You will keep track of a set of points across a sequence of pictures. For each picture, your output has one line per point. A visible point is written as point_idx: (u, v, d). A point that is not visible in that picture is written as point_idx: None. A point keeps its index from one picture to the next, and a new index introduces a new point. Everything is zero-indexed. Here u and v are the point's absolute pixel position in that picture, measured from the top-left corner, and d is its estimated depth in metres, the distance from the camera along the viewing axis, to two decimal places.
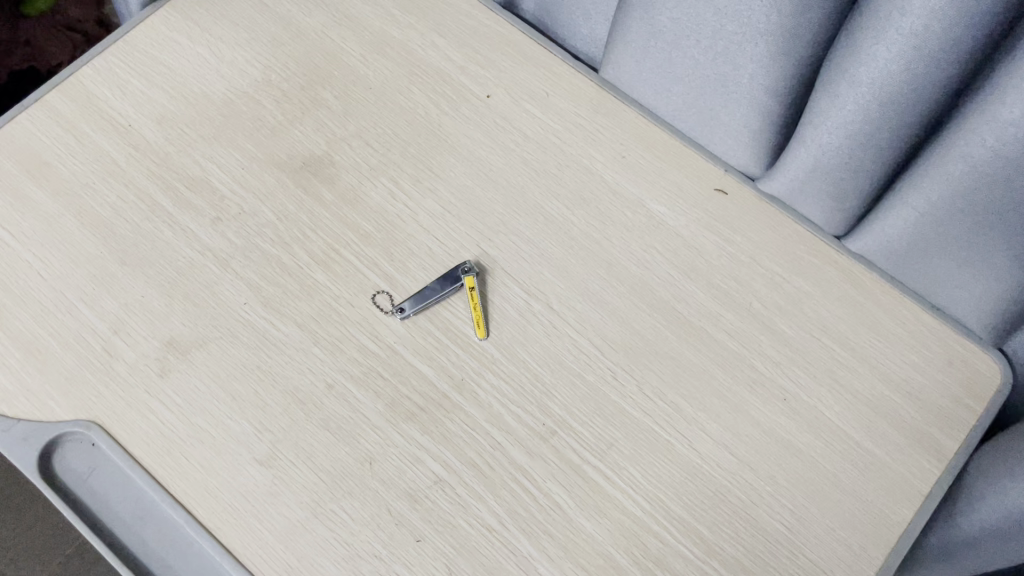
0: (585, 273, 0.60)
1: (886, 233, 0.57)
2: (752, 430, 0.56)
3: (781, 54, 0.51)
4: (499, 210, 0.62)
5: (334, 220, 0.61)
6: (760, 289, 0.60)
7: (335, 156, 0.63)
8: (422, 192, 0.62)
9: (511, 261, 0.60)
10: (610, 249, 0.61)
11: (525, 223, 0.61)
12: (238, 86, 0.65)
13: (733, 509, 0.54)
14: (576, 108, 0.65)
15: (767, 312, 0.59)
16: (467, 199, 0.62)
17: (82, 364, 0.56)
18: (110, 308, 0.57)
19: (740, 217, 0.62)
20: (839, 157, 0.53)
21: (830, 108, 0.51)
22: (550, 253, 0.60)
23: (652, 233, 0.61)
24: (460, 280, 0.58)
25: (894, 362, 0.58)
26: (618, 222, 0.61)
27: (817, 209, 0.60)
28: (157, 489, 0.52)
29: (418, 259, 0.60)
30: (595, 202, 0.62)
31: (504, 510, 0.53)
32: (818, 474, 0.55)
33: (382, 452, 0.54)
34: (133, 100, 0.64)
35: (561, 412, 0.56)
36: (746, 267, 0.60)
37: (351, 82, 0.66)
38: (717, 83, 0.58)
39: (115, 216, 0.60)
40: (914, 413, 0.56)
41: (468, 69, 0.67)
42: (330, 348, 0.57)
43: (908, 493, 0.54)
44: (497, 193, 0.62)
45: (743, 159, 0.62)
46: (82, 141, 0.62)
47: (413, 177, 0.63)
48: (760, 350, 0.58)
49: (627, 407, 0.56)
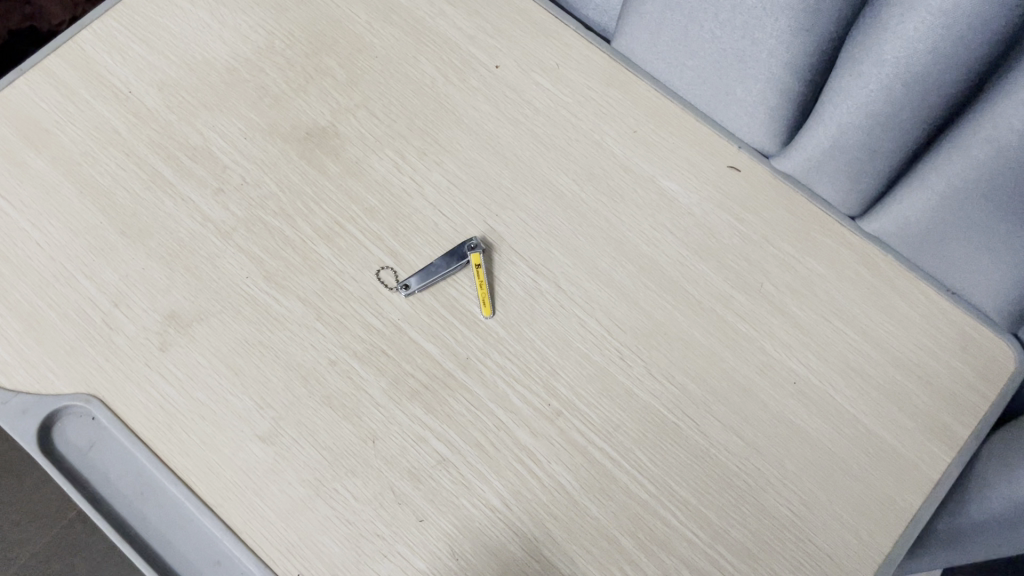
0: (593, 251, 0.59)
1: (903, 214, 0.55)
2: (760, 415, 0.55)
3: (802, 29, 0.49)
4: (506, 184, 0.60)
5: (338, 192, 0.60)
6: (772, 269, 0.58)
7: (340, 127, 0.62)
8: (428, 164, 0.61)
9: (518, 238, 0.59)
10: (621, 227, 0.59)
11: (532, 198, 0.60)
12: (241, 53, 0.64)
13: (740, 493, 0.53)
14: (587, 79, 0.63)
15: (778, 293, 0.58)
16: (474, 174, 0.60)
17: (82, 337, 0.55)
18: (110, 280, 0.57)
19: (753, 195, 0.60)
20: (859, 136, 0.52)
21: (853, 87, 0.49)
22: (558, 228, 0.59)
23: (662, 211, 0.60)
24: (466, 256, 0.57)
25: (908, 347, 0.57)
26: (628, 199, 0.60)
27: (833, 189, 0.58)
28: (157, 464, 0.52)
29: (424, 234, 0.59)
30: (605, 177, 0.61)
31: (508, 491, 0.52)
32: (827, 459, 0.54)
33: (385, 430, 0.53)
34: (133, 65, 0.63)
35: (566, 392, 0.55)
36: (758, 247, 0.59)
37: (357, 51, 0.64)
38: (733, 59, 0.56)
39: (115, 185, 0.59)
40: (926, 400, 0.56)
41: (477, 38, 0.65)
42: (333, 325, 0.56)
43: (917, 481, 0.54)
44: (504, 167, 0.61)
45: (757, 137, 0.60)
46: (81, 108, 0.61)
47: (419, 149, 0.61)
48: (770, 332, 0.57)
49: (634, 389, 0.55)
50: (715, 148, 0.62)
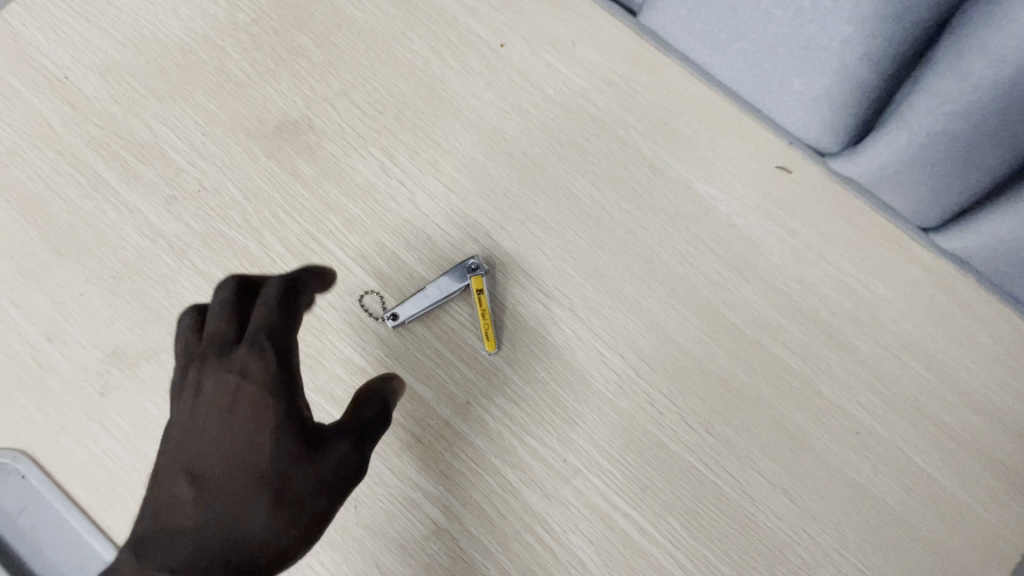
0: (617, 272, 0.49)
1: (995, 239, 0.44)
2: (814, 471, 0.46)
3: (890, 15, 0.37)
4: (513, 190, 0.50)
5: (313, 200, 0.50)
6: (829, 293, 0.49)
7: (315, 120, 0.51)
8: (421, 165, 0.51)
9: (528, 256, 0.49)
10: (650, 243, 0.49)
11: (544, 207, 0.50)
12: (197, 28, 0.53)
13: (790, 568, 0.45)
14: (610, 62, 0.52)
15: (837, 323, 0.48)
16: (474, 177, 0.51)
17: (11, 380, 0.47)
18: (43, 311, 0.48)
19: (807, 202, 0.50)
20: (956, 144, 0.40)
21: (953, 87, 0.37)
22: (575, 244, 0.49)
23: (699, 222, 0.50)
24: (465, 280, 0.47)
25: (994, 390, 0.47)
26: (658, 208, 0.50)
27: (908, 197, 0.46)
28: (93, 533, 0.45)
29: (416, 251, 0.49)
30: (630, 180, 0.50)
31: (518, 567, 0.45)
32: (893, 527, 0.46)
33: (370, 493, 0.46)
34: (69, 44, 0.52)
35: (585, 446, 0.46)
36: (812, 265, 0.49)
37: (334, 25, 0.53)
38: (793, 43, 0.43)
39: (49, 193, 0.50)
40: (1014, 454, 0.46)
41: (477, 10, 0.53)
42: (307, 364, 0.48)
43: (1000, 554, 0.45)
44: (511, 169, 0.51)
45: (815, 133, 0.48)
46: (10, 98, 0.52)
47: (409, 146, 0.51)
48: (828, 371, 0.48)
49: (666, 441, 0.46)
50: (759, 147, 0.51)
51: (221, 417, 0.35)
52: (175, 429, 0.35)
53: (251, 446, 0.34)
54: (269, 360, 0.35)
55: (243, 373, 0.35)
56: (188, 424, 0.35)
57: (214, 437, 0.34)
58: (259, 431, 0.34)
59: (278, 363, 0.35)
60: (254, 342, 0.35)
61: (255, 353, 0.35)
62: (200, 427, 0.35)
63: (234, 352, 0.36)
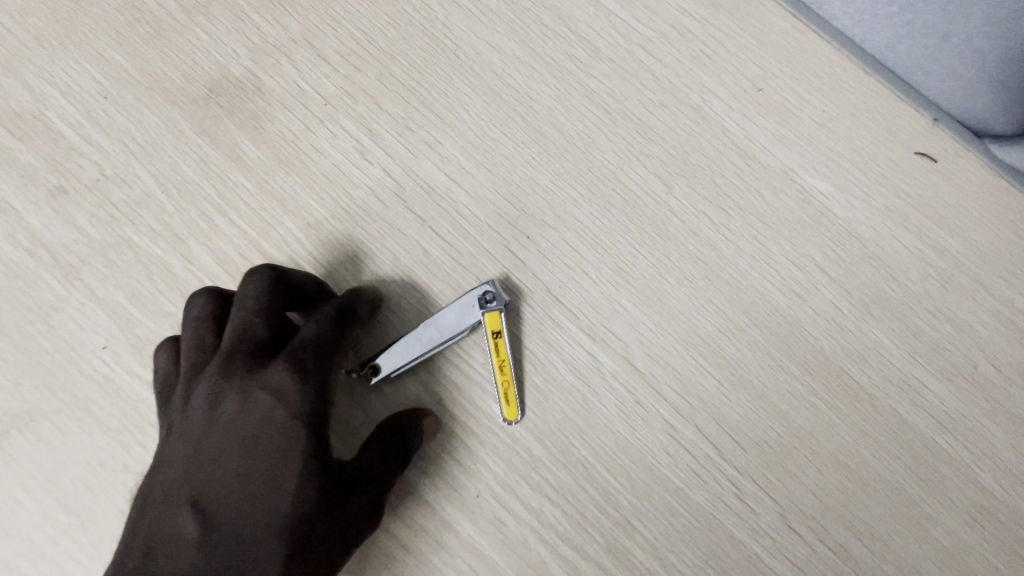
0: (691, 305, 0.35)
1: None
2: None
3: None
4: (544, 184, 0.35)
5: (260, 195, 0.35)
6: (994, 339, 0.34)
7: (264, 78, 0.36)
8: (414, 146, 0.36)
9: (565, 280, 0.35)
10: (740, 262, 0.35)
11: (588, 209, 0.35)
12: None
13: None
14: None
15: (1006, 384, 0.34)
16: (488, 164, 0.35)
17: None
18: None
19: (964, 206, 0.34)
20: None
21: None
22: (632, 263, 0.35)
23: (808, 232, 0.35)
24: (477, 318, 0.33)
25: None
26: (750, 211, 0.35)
27: None
28: None
29: (406, 270, 0.35)
30: (711, 171, 0.35)
31: None
32: None
33: None
34: None
35: (645, 559, 0.33)
36: (968, 298, 0.34)
37: None
38: None
39: None
40: None
41: None
42: None
43: None
44: (541, 152, 0.36)
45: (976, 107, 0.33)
46: None
47: (397, 118, 0.36)
48: (991, 453, 0.33)
49: (758, 552, 0.33)
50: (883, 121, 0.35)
51: (239, 436, 0.29)
52: (177, 436, 0.29)
53: (271, 492, 0.28)
54: (306, 392, 0.30)
55: (276, 394, 0.29)
56: (199, 440, 0.29)
57: (230, 464, 0.28)
58: (282, 470, 0.29)
59: (315, 390, 0.30)
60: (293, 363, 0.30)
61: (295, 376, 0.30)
62: (212, 452, 0.28)
63: (267, 362, 0.30)
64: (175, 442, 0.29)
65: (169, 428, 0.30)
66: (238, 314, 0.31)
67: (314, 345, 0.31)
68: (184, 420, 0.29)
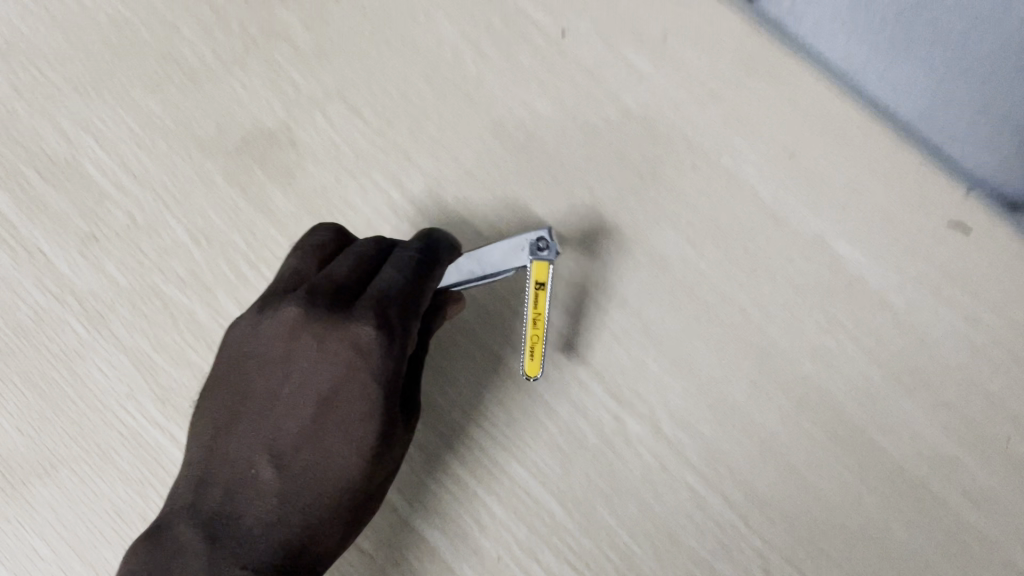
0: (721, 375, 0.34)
1: None
2: None
3: None
4: (570, 252, 0.35)
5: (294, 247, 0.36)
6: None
7: (297, 130, 0.36)
8: (446, 203, 0.36)
9: (592, 351, 0.34)
10: (774, 332, 0.34)
11: (612, 280, 0.35)
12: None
13: None
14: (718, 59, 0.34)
15: None
16: (517, 222, 0.35)
17: None
18: None
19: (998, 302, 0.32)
20: None
21: None
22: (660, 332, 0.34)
23: (844, 305, 0.34)
24: (525, 260, 0.32)
25: None
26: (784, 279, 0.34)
27: None
28: None
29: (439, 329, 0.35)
30: (745, 237, 0.34)
31: None
32: None
33: None
34: None
35: None
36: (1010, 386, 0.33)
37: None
38: None
39: None
40: None
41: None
42: None
43: None
44: (569, 215, 0.35)
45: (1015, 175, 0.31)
46: None
47: (429, 174, 0.36)
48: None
49: None
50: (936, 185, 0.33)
51: (315, 388, 0.28)
52: (260, 371, 0.29)
53: (339, 448, 0.28)
54: (389, 356, 0.28)
55: (360, 354, 0.28)
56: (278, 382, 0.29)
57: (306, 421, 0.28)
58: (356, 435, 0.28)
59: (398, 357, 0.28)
60: (377, 331, 0.28)
61: (378, 343, 0.28)
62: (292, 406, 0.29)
63: (354, 313, 0.28)
64: (257, 356, 0.29)
65: (253, 327, 0.29)
66: (332, 269, 0.29)
67: (401, 296, 0.28)
68: (269, 343, 0.29)
